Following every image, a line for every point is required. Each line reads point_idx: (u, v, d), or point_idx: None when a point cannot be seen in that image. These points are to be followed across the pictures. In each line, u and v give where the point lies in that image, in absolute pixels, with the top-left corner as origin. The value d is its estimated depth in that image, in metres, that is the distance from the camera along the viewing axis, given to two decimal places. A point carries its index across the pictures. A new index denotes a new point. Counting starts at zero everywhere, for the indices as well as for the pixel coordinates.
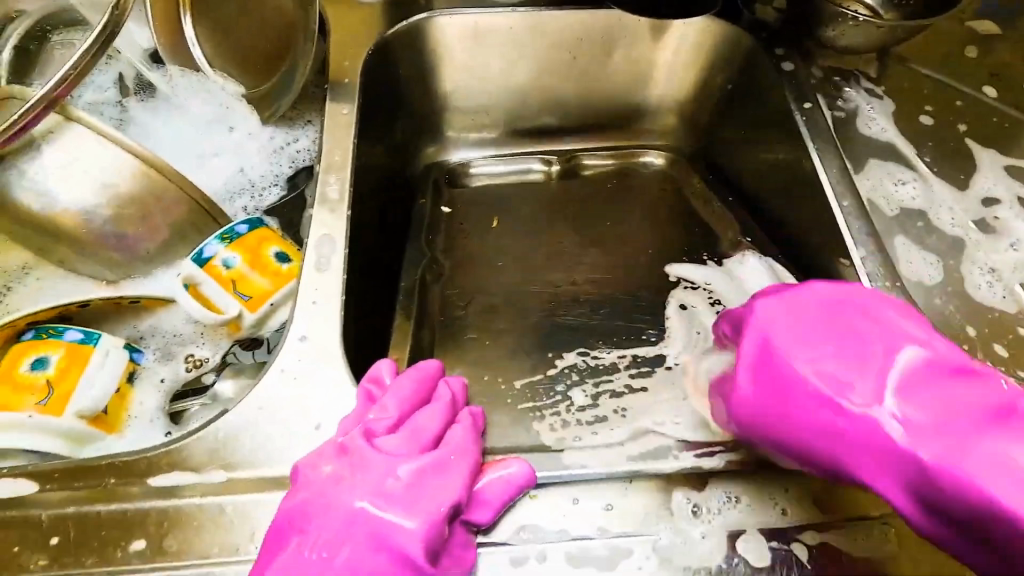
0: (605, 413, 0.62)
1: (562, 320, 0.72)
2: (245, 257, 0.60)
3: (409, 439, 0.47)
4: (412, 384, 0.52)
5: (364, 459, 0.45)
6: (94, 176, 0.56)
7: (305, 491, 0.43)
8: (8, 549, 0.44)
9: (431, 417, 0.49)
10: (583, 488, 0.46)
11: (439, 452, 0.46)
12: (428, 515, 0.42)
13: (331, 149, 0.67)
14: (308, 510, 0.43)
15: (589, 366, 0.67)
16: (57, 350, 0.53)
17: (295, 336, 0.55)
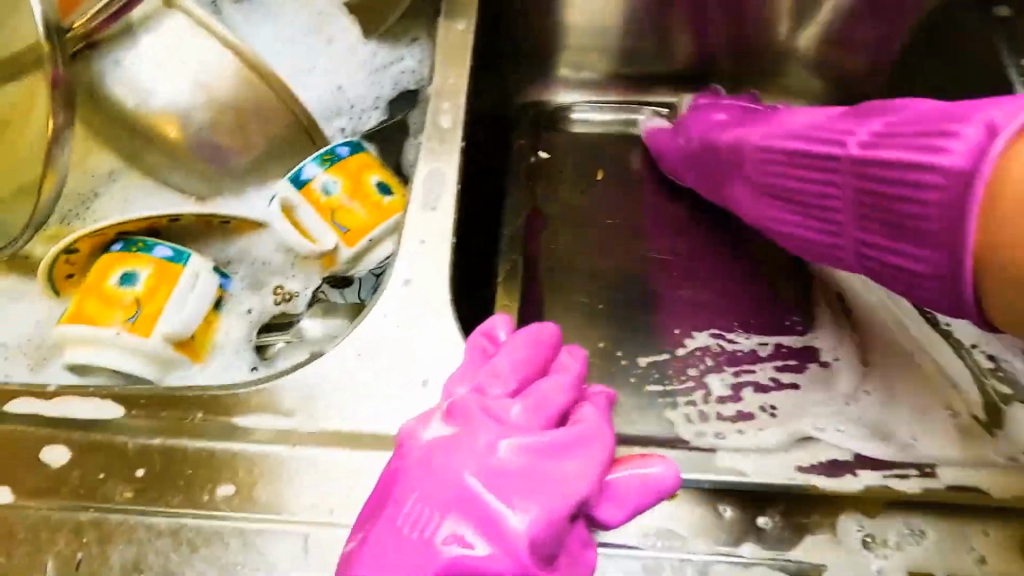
0: (751, 410, 0.55)
1: (680, 293, 0.64)
2: (346, 183, 0.53)
3: (529, 409, 0.37)
4: (531, 344, 0.41)
5: (474, 429, 0.36)
6: (191, 74, 0.49)
7: (405, 455, 0.36)
8: (92, 475, 0.41)
9: (557, 387, 0.38)
10: (735, 498, 0.38)
11: (569, 432, 0.35)
12: (551, 507, 0.33)
13: (444, 70, 0.58)
14: (404, 479, 0.35)
15: (725, 351, 0.60)
16: (146, 266, 0.48)
17: (398, 280, 0.48)
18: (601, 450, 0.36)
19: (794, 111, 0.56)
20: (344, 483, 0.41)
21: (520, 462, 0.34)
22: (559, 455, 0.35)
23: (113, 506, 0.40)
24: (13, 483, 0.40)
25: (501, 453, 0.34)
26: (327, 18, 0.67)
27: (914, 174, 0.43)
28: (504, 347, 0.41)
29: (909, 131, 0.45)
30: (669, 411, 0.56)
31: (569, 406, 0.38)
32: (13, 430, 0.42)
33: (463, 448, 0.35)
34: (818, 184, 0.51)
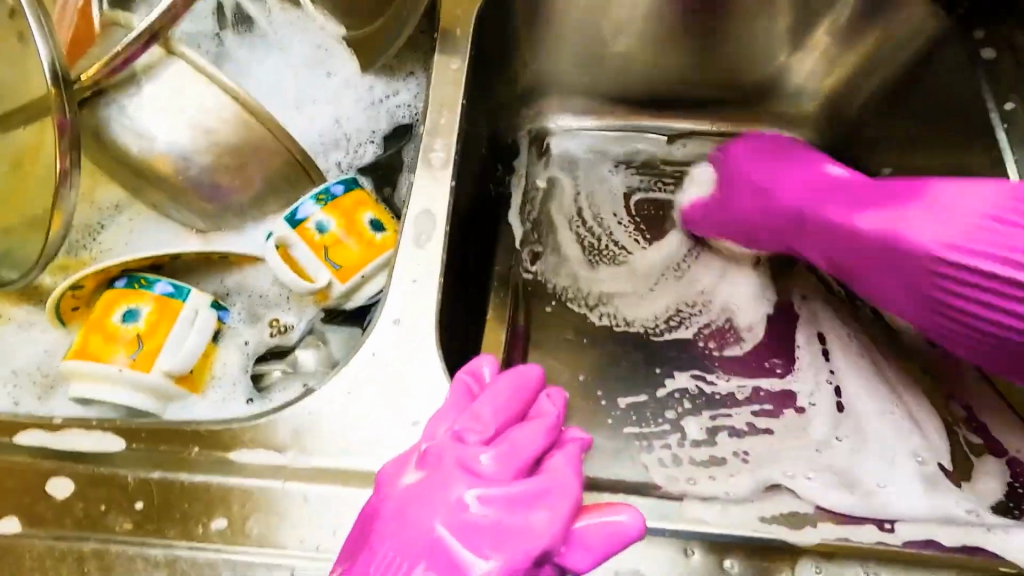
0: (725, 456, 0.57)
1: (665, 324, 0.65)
2: (340, 221, 0.55)
3: (502, 459, 0.39)
4: (511, 390, 0.43)
5: (449, 479, 0.38)
6: (192, 118, 0.51)
7: (386, 500, 0.39)
8: (95, 507, 0.43)
9: (531, 436, 0.40)
10: (701, 541, 0.40)
11: (535, 484, 0.38)
12: (513, 556, 0.36)
13: (438, 108, 0.60)
14: (383, 524, 0.38)
15: (703, 394, 0.62)
16: (147, 303, 0.50)
17: (388, 319, 0.50)
18: (565, 502, 0.38)
19: (799, 166, 0.63)
20: (332, 518, 0.43)
21: (489, 513, 0.37)
22: (526, 507, 0.37)
23: (116, 537, 0.42)
24: (21, 513, 0.43)
25: (472, 505, 0.37)
26: (326, 52, 0.69)
27: (1009, 281, 0.47)
28: (486, 392, 0.43)
29: (952, 213, 0.49)
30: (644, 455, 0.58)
31: (542, 452, 0.40)
32: (22, 461, 0.45)
33: (438, 498, 0.37)
34: (836, 238, 0.57)
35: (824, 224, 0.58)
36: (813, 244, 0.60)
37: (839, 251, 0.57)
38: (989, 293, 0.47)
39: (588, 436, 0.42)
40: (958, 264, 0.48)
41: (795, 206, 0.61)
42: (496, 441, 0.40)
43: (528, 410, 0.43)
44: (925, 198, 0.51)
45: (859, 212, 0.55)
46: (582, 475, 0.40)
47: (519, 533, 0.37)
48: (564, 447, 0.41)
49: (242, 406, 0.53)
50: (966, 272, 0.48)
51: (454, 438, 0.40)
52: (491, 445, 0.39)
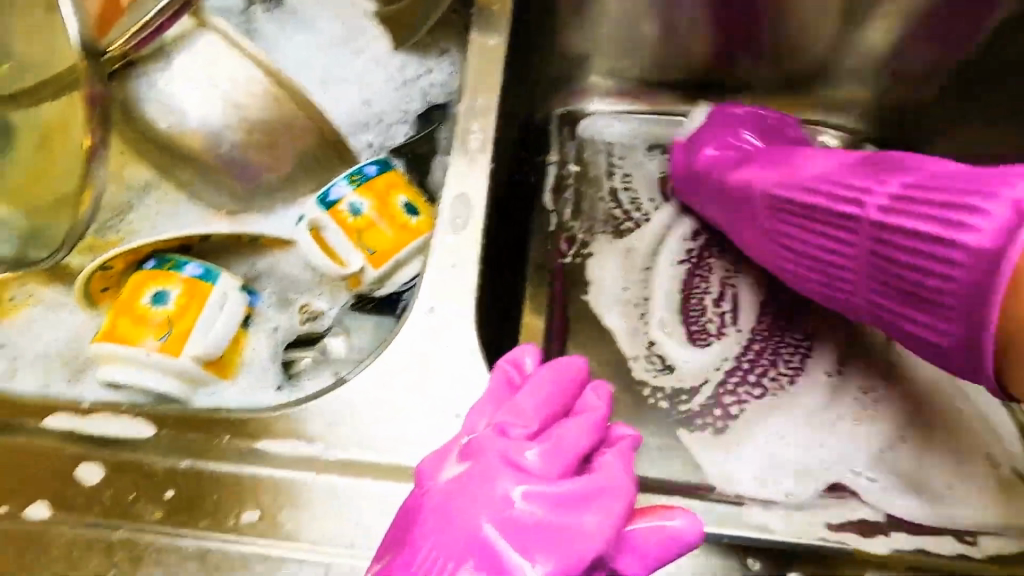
0: (795, 464, 0.52)
1: (709, 318, 0.62)
2: (374, 203, 0.53)
3: (549, 456, 0.36)
4: (556, 383, 0.40)
5: (494, 476, 0.36)
6: (223, 94, 0.49)
7: (425, 497, 0.36)
8: (123, 494, 0.42)
9: (577, 432, 0.38)
10: (761, 550, 0.38)
11: (584, 485, 0.35)
12: (563, 561, 0.34)
13: (475, 88, 0.57)
14: (423, 522, 0.35)
15: (742, 383, 0.58)
16: (175, 285, 0.48)
17: (424, 307, 0.48)
18: (617, 504, 0.36)
19: (812, 153, 0.55)
20: (368, 513, 0.41)
21: (537, 513, 0.34)
22: (575, 507, 0.35)
23: (146, 527, 0.41)
24: (51, 499, 0.42)
25: (518, 504, 0.34)
26: (358, 28, 0.66)
27: (922, 248, 0.42)
28: (529, 383, 0.40)
29: (925, 201, 0.43)
30: (702, 462, 0.54)
31: (589, 450, 0.38)
32: (51, 446, 0.44)
33: (482, 496, 0.35)
34: (821, 162, 0.53)
35: (796, 162, 0.56)
36: (716, 206, 0.64)
37: (814, 183, 0.51)
38: (908, 251, 0.43)
39: (637, 434, 0.40)
40: (881, 239, 0.45)
41: (776, 170, 0.57)
42: (541, 436, 0.38)
43: (573, 404, 0.41)
44: (800, 163, 0.55)
45: (844, 171, 0.50)
46: (632, 475, 0.38)
47: (569, 536, 0.34)
48: (613, 445, 0.39)
49: (272, 393, 0.51)
50: (906, 250, 0.43)
51: (496, 433, 0.38)
52: (537, 441, 0.37)
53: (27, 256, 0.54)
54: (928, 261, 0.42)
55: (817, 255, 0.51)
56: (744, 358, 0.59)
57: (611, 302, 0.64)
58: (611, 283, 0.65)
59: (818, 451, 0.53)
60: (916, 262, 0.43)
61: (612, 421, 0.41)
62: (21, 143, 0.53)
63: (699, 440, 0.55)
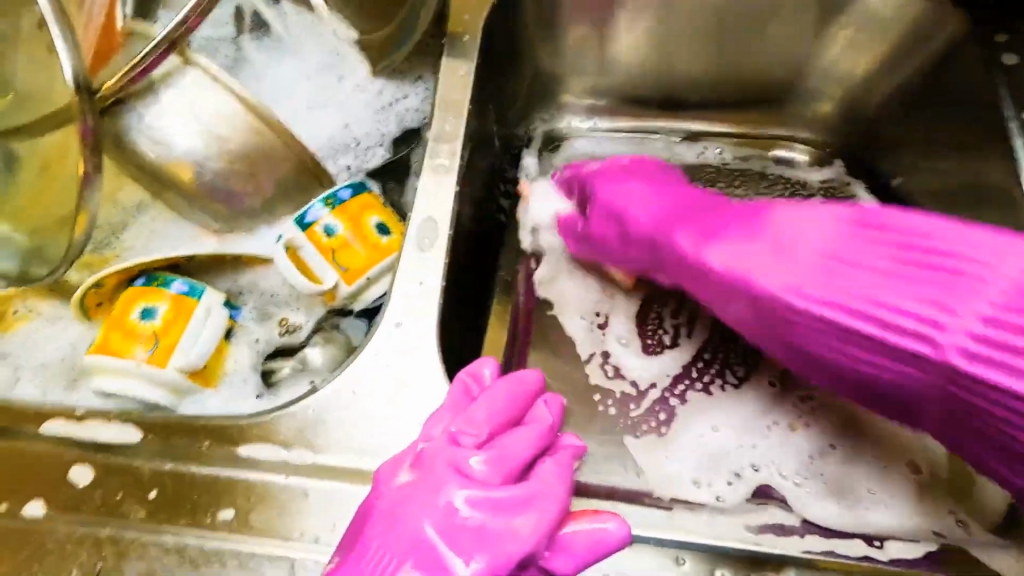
0: (731, 466, 0.57)
1: (665, 328, 0.65)
2: (347, 224, 0.57)
3: (493, 464, 0.40)
4: (506, 395, 0.43)
5: (442, 481, 0.39)
6: (206, 126, 0.53)
7: (379, 498, 0.40)
8: (112, 494, 0.46)
9: (522, 441, 0.41)
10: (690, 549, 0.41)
11: (523, 491, 0.39)
12: (498, 559, 0.37)
13: (444, 114, 0.61)
14: (375, 522, 0.39)
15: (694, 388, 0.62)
16: (163, 301, 0.53)
17: (391, 322, 0.52)
18: (552, 509, 0.39)
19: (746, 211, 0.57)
20: (332, 512, 0.45)
21: (477, 518, 0.38)
22: (513, 512, 0.38)
23: (131, 524, 0.45)
24: (45, 498, 0.46)
25: (461, 508, 0.38)
26: (339, 56, 0.70)
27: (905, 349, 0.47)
28: (483, 394, 0.44)
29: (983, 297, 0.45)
30: (644, 462, 0.58)
31: (533, 458, 0.41)
32: (46, 449, 0.48)
33: (430, 501, 0.39)
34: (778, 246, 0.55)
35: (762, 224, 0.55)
36: (612, 243, 0.64)
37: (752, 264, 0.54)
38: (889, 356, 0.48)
39: (581, 444, 0.43)
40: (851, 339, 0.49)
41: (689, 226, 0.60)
42: (489, 445, 0.41)
43: (523, 414, 0.44)
44: (623, 185, 0.65)
45: (759, 258, 0.53)
46: (571, 482, 0.41)
47: (504, 538, 0.38)
48: (557, 454, 0.42)
49: (252, 401, 0.55)
50: (982, 375, 0.43)
51: (447, 441, 0.41)
52: (483, 449, 0.40)
53: (29, 274, 0.58)
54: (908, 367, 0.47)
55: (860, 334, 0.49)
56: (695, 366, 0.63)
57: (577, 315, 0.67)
58: (579, 294, 0.68)
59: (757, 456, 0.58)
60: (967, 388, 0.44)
61: (558, 429, 0.44)
62: (23, 169, 0.58)
63: (653, 445, 0.59)
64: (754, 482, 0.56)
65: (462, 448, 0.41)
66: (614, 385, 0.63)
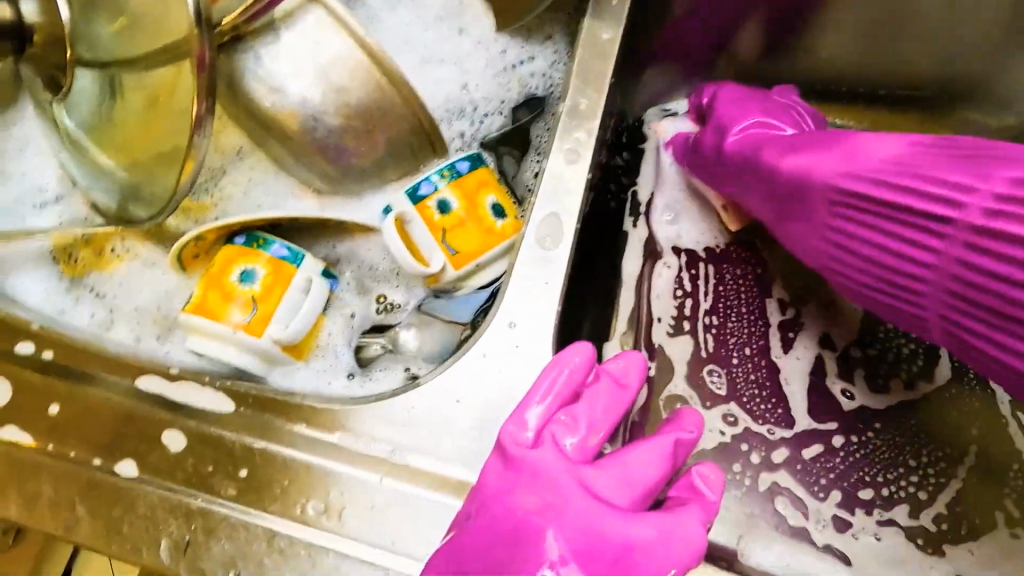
0: (879, 498, 0.49)
1: (810, 346, 0.54)
2: (463, 201, 0.51)
3: (618, 483, 0.37)
4: (610, 398, 0.42)
5: (559, 499, 0.36)
6: (324, 75, 0.48)
7: (493, 512, 0.36)
8: (203, 466, 0.44)
9: (645, 459, 0.38)
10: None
11: (658, 516, 0.36)
12: None
13: (581, 85, 0.53)
14: (490, 540, 0.35)
15: (841, 430, 0.51)
16: (262, 264, 0.49)
17: (504, 320, 0.46)
18: (685, 551, 0.36)
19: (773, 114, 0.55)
20: (430, 523, 0.41)
21: (611, 541, 0.35)
22: (641, 547, 0.35)
23: (221, 501, 0.42)
24: (137, 457, 0.44)
25: (584, 535, 0.35)
26: (460, 5, 0.63)
27: (904, 209, 0.42)
28: (587, 394, 0.41)
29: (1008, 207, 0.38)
30: (779, 478, 0.49)
31: (655, 485, 0.39)
32: (141, 404, 0.46)
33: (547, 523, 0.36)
34: (820, 224, 0.48)
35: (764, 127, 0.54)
36: (766, 147, 0.52)
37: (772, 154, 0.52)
38: (969, 285, 0.39)
39: (715, 467, 0.40)
40: (843, 197, 0.45)
41: (753, 140, 0.54)
42: (610, 461, 0.38)
43: (623, 412, 0.42)
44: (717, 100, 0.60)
45: (781, 153, 0.50)
46: (705, 525, 0.38)
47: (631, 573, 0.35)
48: (677, 460, 0.40)
49: (343, 381, 0.51)
50: (898, 214, 0.42)
51: (563, 452, 0.38)
52: (602, 468, 0.38)
53: (129, 213, 0.56)
54: (900, 226, 0.42)
55: (852, 246, 0.45)
56: (838, 379, 0.53)
57: (695, 307, 0.56)
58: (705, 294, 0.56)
59: (921, 508, 0.48)
60: (956, 264, 0.39)
61: (687, 442, 0.41)
62: (127, 101, 0.54)
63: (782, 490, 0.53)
64: (896, 530, 0.48)
65: (577, 463, 0.38)
66: (730, 382, 0.52)
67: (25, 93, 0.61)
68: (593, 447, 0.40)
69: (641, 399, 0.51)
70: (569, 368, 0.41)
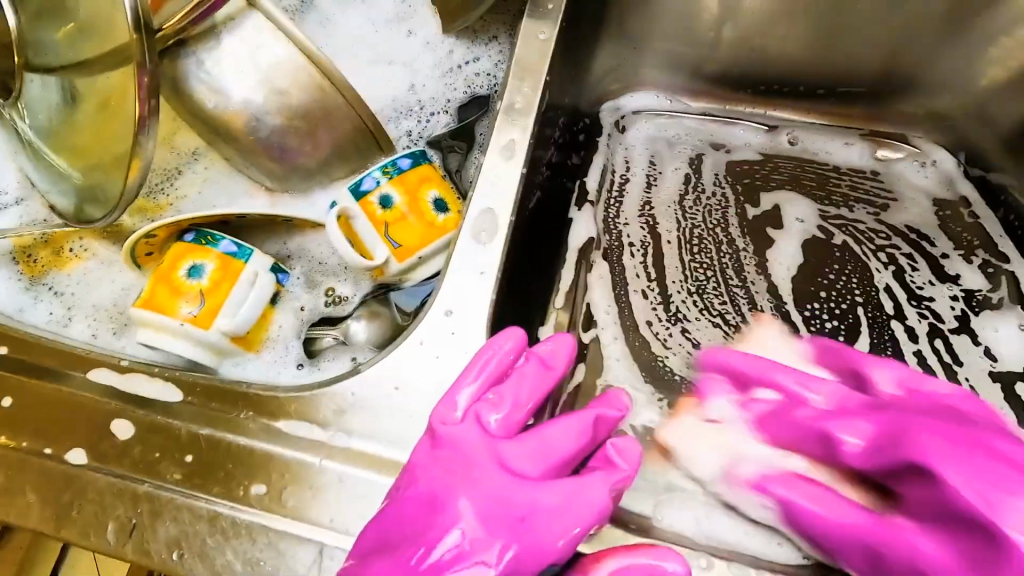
0: None
1: None
2: (404, 197, 0.53)
3: (534, 455, 0.40)
4: (535, 377, 0.44)
5: (477, 469, 0.39)
6: (265, 78, 0.50)
7: (413, 485, 0.39)
8: (150, 453, 0.45)
9: (563, 433, 0.41)
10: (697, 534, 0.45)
11: (568, 482, 0.39)
12: (538, 554, 0.37)
13: (517, 84, 0.55)
14: (411, 509, 0.38)
15: None
16: (210, 260, 0.51)
17: (441, 309, 0.49)
18: (591, 516, 0.38)
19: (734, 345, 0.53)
20: (364, 501, 0.44)
21: (522, 506, 0.38)
22: (550, 511, 0.38)
23: (166, 485, 0.44)
24: (87, 446, 0.46)
25: (498, 503, 0.38)
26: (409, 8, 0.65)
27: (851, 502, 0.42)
28: (513, 373, 0.44)
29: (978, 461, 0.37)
30: None
31: (571, 456, 0.41)
32: (90, 395, 0.48)
33: (465, 493, 0.38)
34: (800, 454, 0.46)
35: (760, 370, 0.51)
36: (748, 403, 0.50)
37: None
38: None
39: (630, 440, 0.42)
40: None
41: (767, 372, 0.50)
42: (529, 436, 0.41)
43: (549, 391, 0.44)
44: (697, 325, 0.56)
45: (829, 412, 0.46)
46: (613, 492, 0.40)
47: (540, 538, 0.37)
48: (596, 435, 0.43)
49: (292, 370, 0.53)
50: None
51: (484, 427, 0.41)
52: (519, 441, 0.40)
53: (85, 214, 0.57)
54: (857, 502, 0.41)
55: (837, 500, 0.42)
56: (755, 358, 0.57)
57: (628, 295, 0.60)
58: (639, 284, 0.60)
59: None
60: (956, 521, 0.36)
61: (606, 419, 0.43)
62: (81, 106, 0.55)
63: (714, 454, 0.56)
64: None
65: (498, 439, 0.41)
66: (661, 364, 0.56)
67: None
68: (516, 423, 0.42)
69: (577, 377, 0.55)
70: (495, 351, 0.44)
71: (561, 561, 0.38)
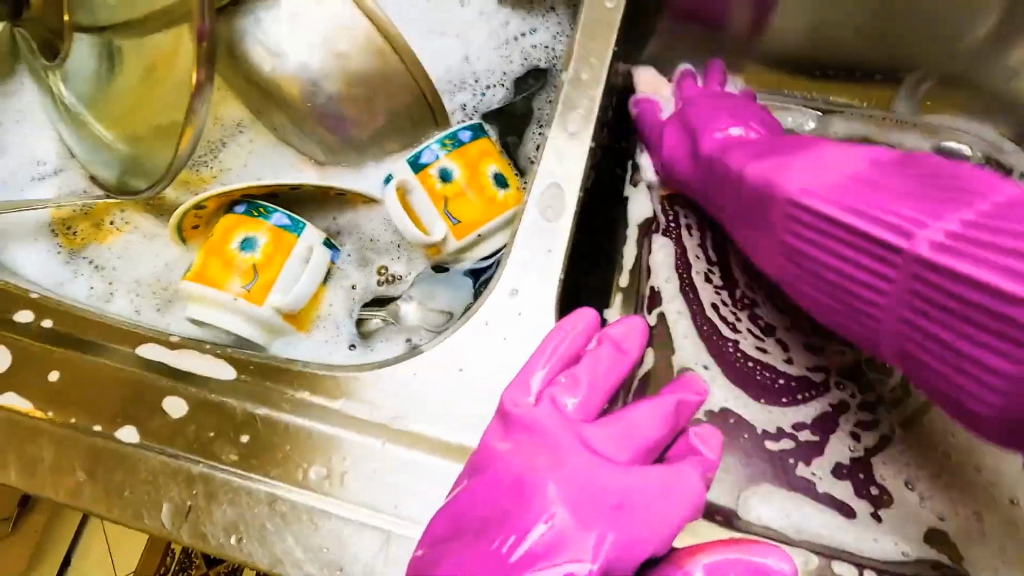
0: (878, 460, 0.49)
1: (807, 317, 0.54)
2: (464, 170, 0.51)
3: (620, 440, 0.38)
4: (611, 360, 0.42)
5: (563, 455, 0.36)
6: (326, 42, 0.48)
7: (495, 471, 0.36)
8: (204, 432, 0.43)
9: (648, 418, 0.39)
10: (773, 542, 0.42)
11: (660, 469, 0.37)
12: (633, 546, 0.35)
13: (583, 55, 0.53)
14: (495, 494, 0.36)
15: (837, 396, 0.52)
16: (263, 232, 0.49)
17: (506, 288, 0.46)
18: (684, 507, 0.36)
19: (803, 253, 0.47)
20: (430, 487, 0.41)
21: (613, 493, 0.35)
22: (642, 499, 0.35)
23: (221, 466, 0.42)
24: (138, 424, 0.44)
25: (586, 491, 0.35)
26: None
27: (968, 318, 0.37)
28: (589, 355, 0.41)
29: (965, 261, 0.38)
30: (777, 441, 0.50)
31: (657, 443, 0.39)
32: (140, 371, 0.45)
33: (551, 479, 0.35)
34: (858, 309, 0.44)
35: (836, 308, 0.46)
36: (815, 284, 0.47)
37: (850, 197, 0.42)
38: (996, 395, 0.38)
39: (713, 428, 0.40)
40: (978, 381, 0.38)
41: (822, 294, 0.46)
42: (612, 421, 0.38)
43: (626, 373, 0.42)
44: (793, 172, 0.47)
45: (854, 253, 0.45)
46: (703, 480, 0.38)
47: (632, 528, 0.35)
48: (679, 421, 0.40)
49: (345, 351, 0.51)
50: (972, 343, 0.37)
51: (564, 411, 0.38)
52: (604, 425, 0.38)
53: (128, 184, 0.55)
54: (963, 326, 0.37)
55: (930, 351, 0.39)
56: (821, 349, 0.53)
57: (691, 280, 0.56)
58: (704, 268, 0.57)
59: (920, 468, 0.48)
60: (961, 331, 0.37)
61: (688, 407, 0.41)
62: (127, 70, 0.53)
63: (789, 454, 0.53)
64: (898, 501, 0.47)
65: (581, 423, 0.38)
66: (729, 351, 0.53)
67: (24, 66, 0.61)
68: (595, 407, 0.40)
69: (646, 365, 0.52)
70: (571, 332, 0.41)
71: (653, 553, 0.35)
